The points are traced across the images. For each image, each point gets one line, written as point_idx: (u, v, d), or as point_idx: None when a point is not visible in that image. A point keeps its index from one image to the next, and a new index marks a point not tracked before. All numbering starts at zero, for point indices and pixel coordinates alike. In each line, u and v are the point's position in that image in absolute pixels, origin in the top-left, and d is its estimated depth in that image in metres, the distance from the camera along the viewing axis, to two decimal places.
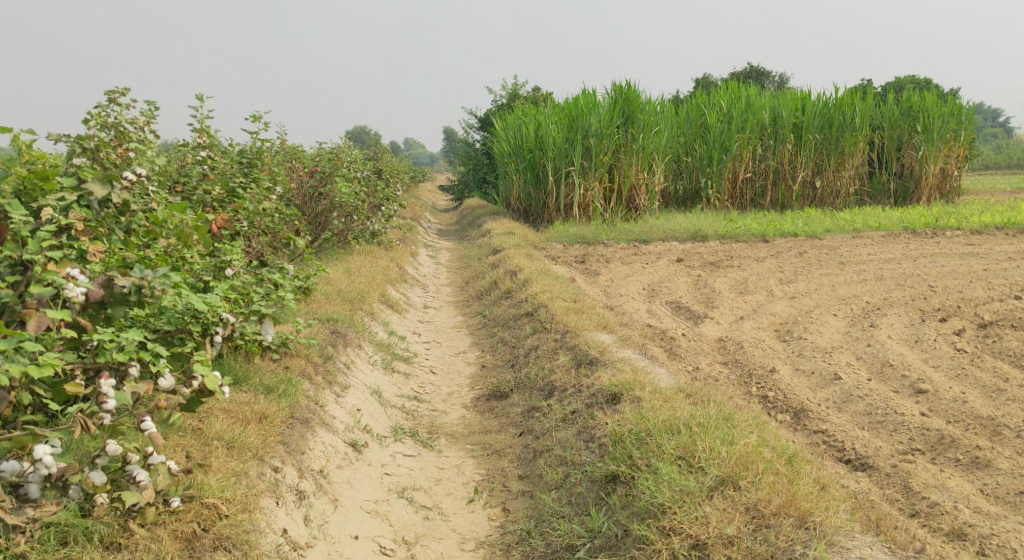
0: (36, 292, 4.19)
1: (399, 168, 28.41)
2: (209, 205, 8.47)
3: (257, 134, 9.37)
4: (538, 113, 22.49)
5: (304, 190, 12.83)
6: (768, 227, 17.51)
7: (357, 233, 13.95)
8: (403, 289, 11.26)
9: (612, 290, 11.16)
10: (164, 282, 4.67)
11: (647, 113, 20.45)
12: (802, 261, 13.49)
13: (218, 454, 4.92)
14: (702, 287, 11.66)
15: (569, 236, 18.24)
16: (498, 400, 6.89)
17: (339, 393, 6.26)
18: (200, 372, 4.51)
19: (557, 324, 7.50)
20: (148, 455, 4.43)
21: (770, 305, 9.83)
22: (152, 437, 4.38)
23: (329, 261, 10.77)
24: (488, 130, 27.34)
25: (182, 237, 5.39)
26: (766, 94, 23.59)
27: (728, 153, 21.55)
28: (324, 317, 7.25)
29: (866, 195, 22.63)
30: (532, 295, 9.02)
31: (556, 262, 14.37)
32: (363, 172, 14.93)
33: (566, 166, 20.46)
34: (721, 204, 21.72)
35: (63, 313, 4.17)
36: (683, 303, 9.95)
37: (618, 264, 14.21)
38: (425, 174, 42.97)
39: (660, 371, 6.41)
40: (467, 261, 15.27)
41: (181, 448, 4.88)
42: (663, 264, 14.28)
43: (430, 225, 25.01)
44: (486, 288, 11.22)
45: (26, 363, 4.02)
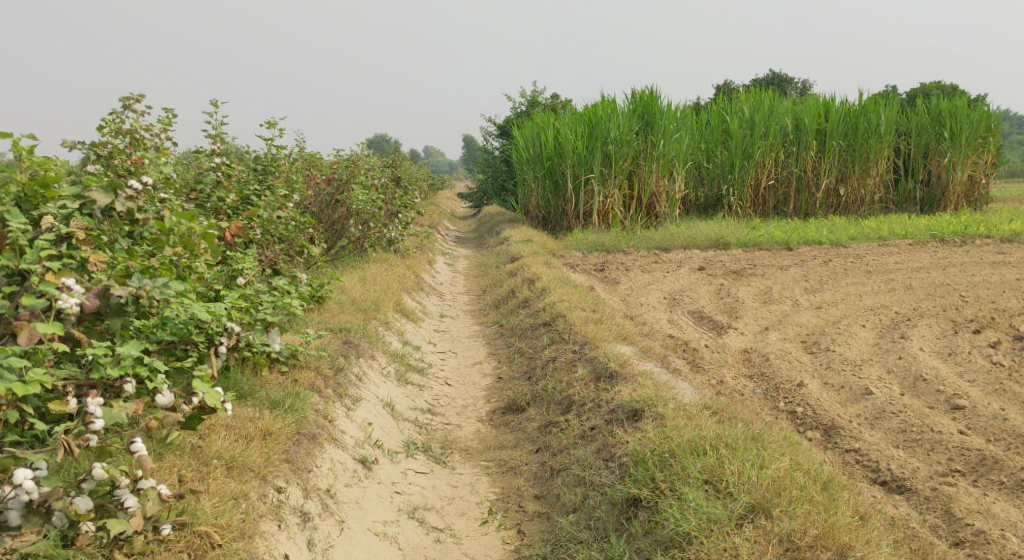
0: (28, 303, 4.07)
1: (417, 175, 28.33)
2: (223, 213, 8.30)
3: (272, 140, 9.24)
4: (557, 120, 22.32)
5: (320, 199, 12.70)
6: (793, 235, 17.25)
7: (374, 240, 13.79)
8: (419, 297, 11.08)
9: (633, 299, 10.93)
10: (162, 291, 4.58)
11: (667, 119, 20.21)
12: (827, 270, 13.23)
13: (216, 476, 4.73)
14: (725, 296, 11.40)
15: (589, 243, 18.02)
16: (514, 414, 6.68)
17: (349, 407, 6.09)
18: (199, 388, 4.43)
19: (576, 334, 7.28)
20: (138, 480, 4.21)
21: (795, 315, 9.56)
22: (142, 460, 4.13)
23: (343, 269, 10.60)
24: (507, 137, 27.20)
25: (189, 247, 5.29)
26: (789, 100, 23.29)
27: (751, 160, 21.28)
28: (337, 326, 7.07)
29: (892, 203, 22.26)
30: (550, 304, 8.81)
31: (575, 270, 14.16)
32: (380, 179, 14.80)
33: (586, 173, 20.25)
34: (743, 211, 21.44)
35: (55, 325, 4.06)
36: (706, 313, 9.71)
37: (638, 273, 13.97)
38: (444, 181, 42.94)
39: (683, 384, 6.17)
40: (485, 269, 15.08)
41: (177, 469, 4.67)
42: (685, 273, 14.03)
43: (449, 232, 24.88)
44: (504, 297, 11.02)
45: (12, 380, 3.88)
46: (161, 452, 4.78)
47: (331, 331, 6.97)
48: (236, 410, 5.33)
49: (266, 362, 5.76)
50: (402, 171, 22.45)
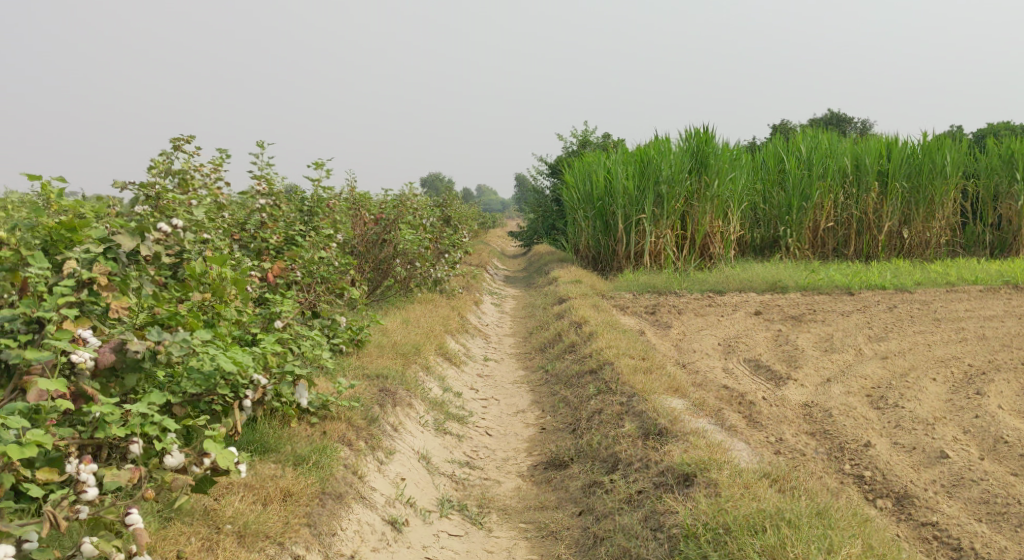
0: (34, 357, 4.04)
1: (468, 214, 28.27)
2: (264, 252, 8.16)
3: (319, 181, 9.12)
4: (609, 160, 22.10)
5: (368, 238, 12.60)
6: (854, 280, 16.93)
7: (420, 280, 13.59)
8: (464, 340, 10.82)
9: (685, 346, 10.54)
10: (181, 346, 4.56)
11: (721, 160, 19.85)
12: (893, 318, 12.91)
13: (226, 545, 4.45)
14: (783, 343, 10.93)
15: (640, 284, 17.63)
16: (556, 471, 6.31)
17: (382, 460, 5.83)
18: (211, 449, 4.33)
19: (624, 383, 6.93)
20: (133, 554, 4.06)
21: (858, 367, 9.07)
22: (137, 533, 3.98)
23: (385, 310, 10.39)
24: (558, 177, 27.02)
25: (218, 292, 5.30)
26: (848, 140, 22.75)
27: (809, 201, 20.82)
28: (374, 373, 6.82)
29: (959, 247, 21.48)
30: (597, 349, 8.48)
31: (625, 313, 13.80)
32: (428, 219, 14.67)
33: (637, 213, 19.92)
34: (801, 253, 20.89)
35: (57, 384, 4.02)
36: (763, 363, 9.27)
37: (691, 317, 13.57)
38: (497, 219, 42.99)
39: (739, 445, 5.77)
40: (533, 310, 14.79)
41: (184, 537, 4.40)
42: (740, 318, 13.56)
43: (498, 272, 24.67)
44: (551, 340, 10.69)
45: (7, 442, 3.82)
46: (171, 518, 4.54)
47: (368, 378, 6.73)
48: (258, 466, 5.08)
49: (296, 413, 5.55)
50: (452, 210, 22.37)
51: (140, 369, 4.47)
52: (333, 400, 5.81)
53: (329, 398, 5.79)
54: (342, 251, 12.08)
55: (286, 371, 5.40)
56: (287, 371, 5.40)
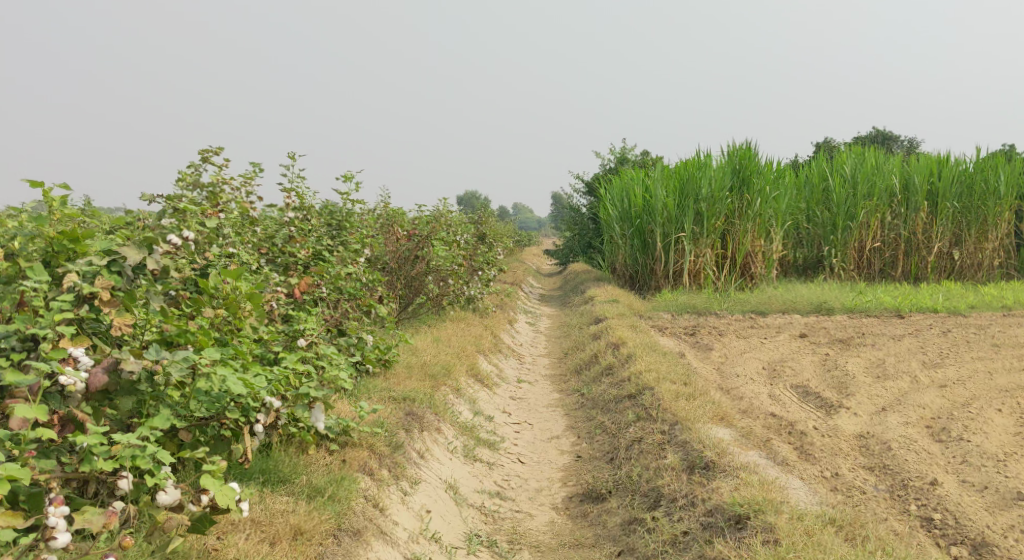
0: (15, 380, 3.99)
1: (503, 231, 27.92)
2: (291, 266, 7.89)
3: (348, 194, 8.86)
4: (647, 177, 21.72)
5: (400, 254, 12.27)
6: (904, 302, 16.41)
7: (452, 298, 13.28)
8: (497, 360, 10.47)
9: (728, 370, 10.11)
10: (179, 368, 4.35)
11: (764, 178, 19.40)
12: (948, 343, 12.44)
13: None
14: (831, 368, 10.44)
15: (679, 304, 17.18)
16: (593, 504, 5.92)
17: (406, 491, 5.52)
18: (211, 486, 4.18)
19: (665, 410, 6.51)
20: None
21: (914, 396, 8.57)
22: None
23: (414, 329, 10.06)
24: (595, 194, 26.65)
25: (231, 308, 5.06)
26: (895, 159, 22.17)
27: (854, 221, 20.25)
28: (401, 395, 6.49)
29: (1013, 270, 20.74)
30: (635, 372, 8.07)
31: (664, 334, 13.37)
32: (462, 235, 14.40)
33: (676, 231, 19.47)
34: (846, 274, 20.31)
35: (36, 410, 3.97)
36: (812, 390, 8.82)
37: (733, 339, 13.11)
38: (531, 237, 42.77)
39: (796, 483, 5.37)
40: (568, 329, 14.39)
41: None
42: (785, 341, 13.06)
43: (533, 290, 24.31)
44: (587, 361, 10.30)
45: None
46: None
47: (392, 400, 6.39)
48: (270, 499, 4.79)
49: (313, 440, 5.28)
50: (487, 227, 22.08)
51: (135, 393, 4.39)
52: (355, 425, 5.49)
53: (350, 423, 5.47)
54: (373, 267, 11.82)
55: (301, 395, 5.13)
56: (302, 395, 5.12)
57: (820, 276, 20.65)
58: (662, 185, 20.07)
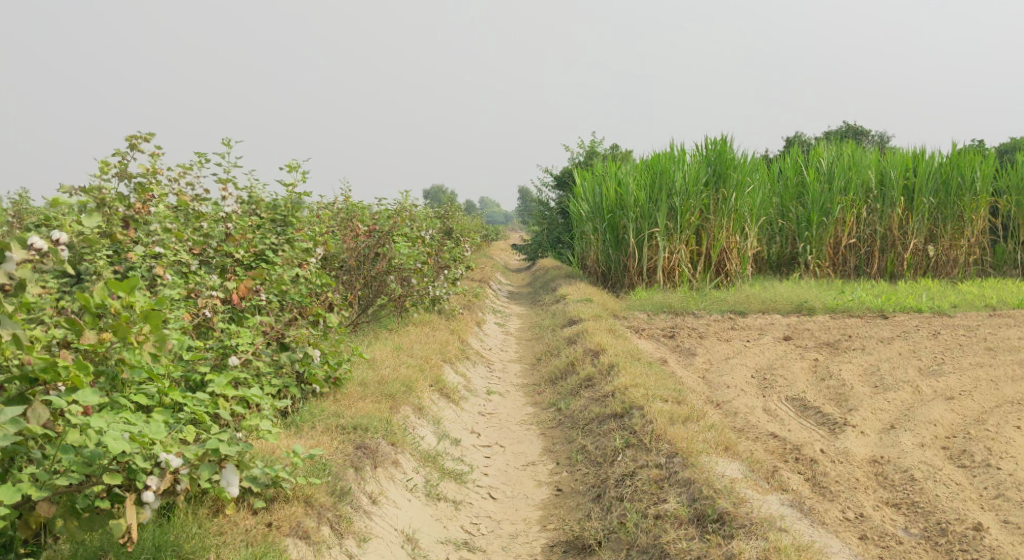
0: None
1: (470, 227, 26.95)
2: (229, 270, 6.96)
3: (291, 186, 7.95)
4: (619, 170, 20.95)
5: (358, 250, 11.29)
6: (886, 301, 15.77)
7: (416, 300, 12.32)
8: (463, 368, 9.58)
9: (714, 379, 9.34)
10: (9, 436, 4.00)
11: (740, 172, 18.72)
12: (940, 347, 11.77)
13: None
14: (824, 376, 9.69)
15: (654, 304, 16.42)
16: (580, 556, 5.10)
17: (352, 552, 4.79)
18: None
19: (675, 437, 5.59)
20: None
21: (921, 409, 7.84)
22: None
23: (370, 338, 9.10)
24: (565, 188, 25.80)
25: (120, 335, 4.51)
26: (870, 153, 21.64)
27: (830, 216, 19.64)
28: (349, 424, 5.60)
29: (989, 266, 20.15)
30: (621, 387, 7.16)
31: (641, 336, 12.58)
32: (426, 231, 13.48)
33: (650, 227, 18.63)
34: (821, 271, 19.66)
35: None
36: (810, 402, 8.07)
37: (715, 342, 12.35)
38: (496, 232, 41.85)
39: (833, 543, 4.69)
40: (539, 332, 13.53)
41: None
42: (767, 344, 12.32)
43: (501, 287, 23.40)
44: (563, 371, 9.43)
45: None
46: None
47: (337, 433, 5.50)
48: None
49: (230, 499, 4.50)
50: (453, 222, 21.12)
51: None
52: (286, 475, 4.70)
53: (280, 473, 4.70)
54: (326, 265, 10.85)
55: (208, 445, 4.42)
56: (209, 445, 4.41)
57: (796, 272, 19.98)
58: (634, 179, 19.32)
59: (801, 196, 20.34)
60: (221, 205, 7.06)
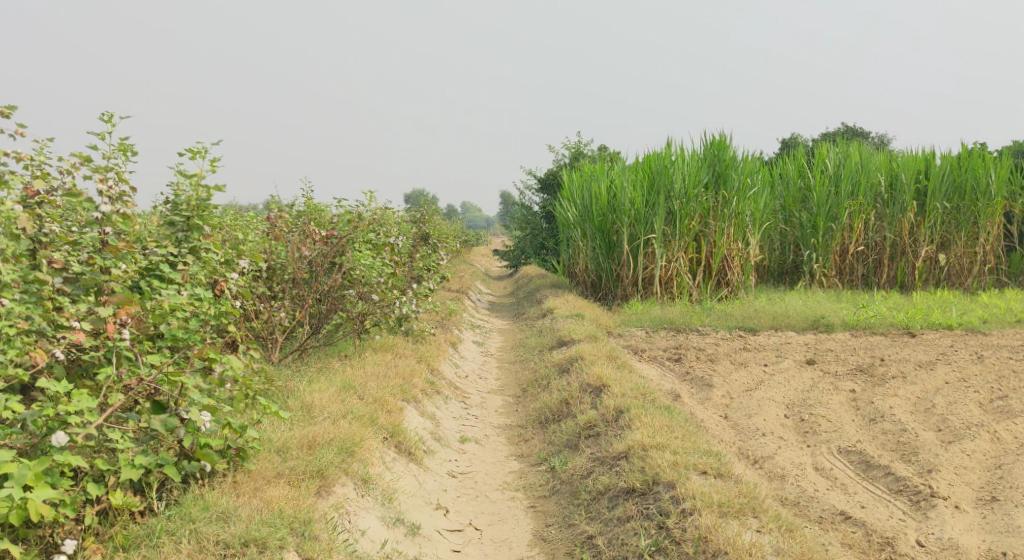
0: None
1: (448, 231, 25.14)
2: (106, 287, 5.26)
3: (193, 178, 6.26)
4: (611, 171, 19.21)
5: (310, 257, 9.56)
6: (913, 316, 14.03)
7: (379, 319, 10.30)
8: (432, 406, 7.84)
9: (741, 420, 7.64)
10: None
11: (742, 173, 17.06)
12: (993, 373, 10.07)
13: None
14: (870, 413, 8.01)
15: (653, 319, 14.71)
16: None
17: None
18: None
19: (742, 555, 4.47)
20: None
21: (1015, 466, 6.09)
22: None
23: (311, 378, 7.29)
24: (550, 190, 24.05)
25: None
26: (878, 154, 19.98)
27: (837, 222, 17.96)
28: (236, 542, 4.45)
29: (1005, 276, 18.47)
30: (638, 445, 5.58)
31: (642, 361, 10.91)
32: (395, 238, 11.74)
33: (645, 233, 16.87)
34: (828, 281, 17.95)
35: None
36: (870, 455, 6.37)
37: (728, 368, 10.69)
38: (477, 237, 39.97)
39: None
40: (524, 356, 11.72)
41: None
42: (788, 370, 10.56)
43: (481, 298, 21.63)
44: (555, 412, 7.64)
45: None
46: None
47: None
48: None
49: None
50: (430, 226, 19.34)
51: None
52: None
53: None
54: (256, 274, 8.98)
55: None
56: None
57: (799, 283, 18.29)
58: (628, 181, 17.64)
59: (806, 199, 18.69)
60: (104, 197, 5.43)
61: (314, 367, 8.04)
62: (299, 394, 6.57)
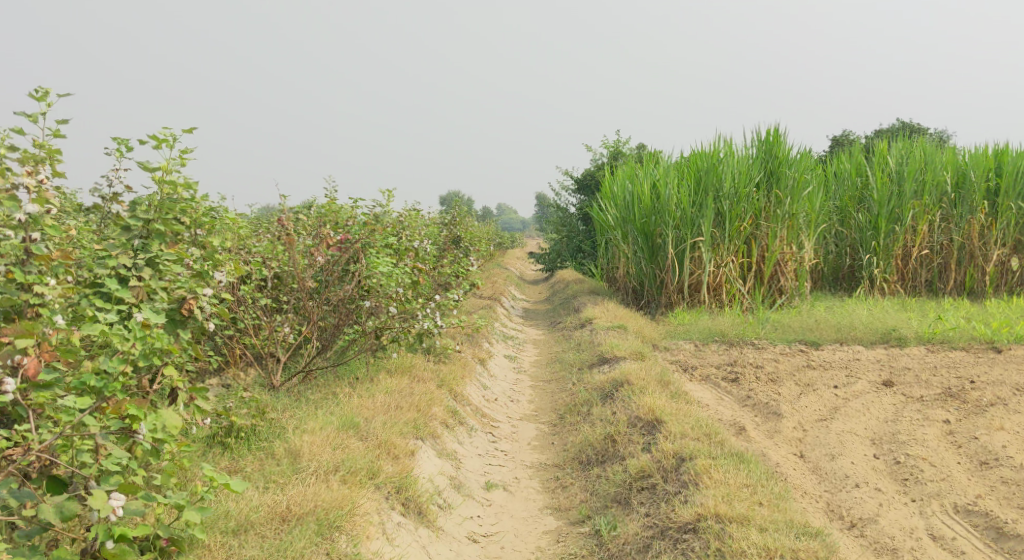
0: None
1: (481, 235, 24.03)
2: (30, 311, 4.32)
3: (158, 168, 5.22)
4: (654, 169, 17.91)
5: (321, 264, 8.53)
6: (995, 328, 12.50)
7: (398, 335, 9.03)
8: (453, 442, 6.67)
9: (822, 463, 6.38)
10: None
11: (797, 170, 15.69)
12: None
13: None
14: (978, 453, 6.67)
15: (703, 330, 13.42)
16: None
17: None
18: None
19: None
20: None
21: None
22: None
23: (306, 414, 6.12)
24: (587, 192, 22.82)
25: None
26: (945, 150, 18.35)
27: (901, 223, 16.45)
28: None
29: None
30: (711, 515, 4.83)
31: (694, 382, 9.68)
32: (418, 243, 10.64)
33: (692, 235, 15.53)
34: (889, 288, 16.47)
35: None
36: (1001, 520, 5.10)
37: (794, 390, 9.39)
38: (513, 240, 38.83)
39: None
40: (560, 375, 10.47)
41: None
42: (864, 394, 9.20)
43: (515, 305, 20.49)
44: (599, 451, 6.43)
45: None
46: None
47: None
48: None
49: None
50: (461, 229, 18.26)
51: None
52: None
53: None
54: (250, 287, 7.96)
55: None
56: None
57: (857, 289, 16.81)
58: (673, 179, 16.36)
59: (866, 198, 17.19)
60: (32, 193, 4.35)
61: (317, 396, 6.88)
62: (289, 437, 5.46)
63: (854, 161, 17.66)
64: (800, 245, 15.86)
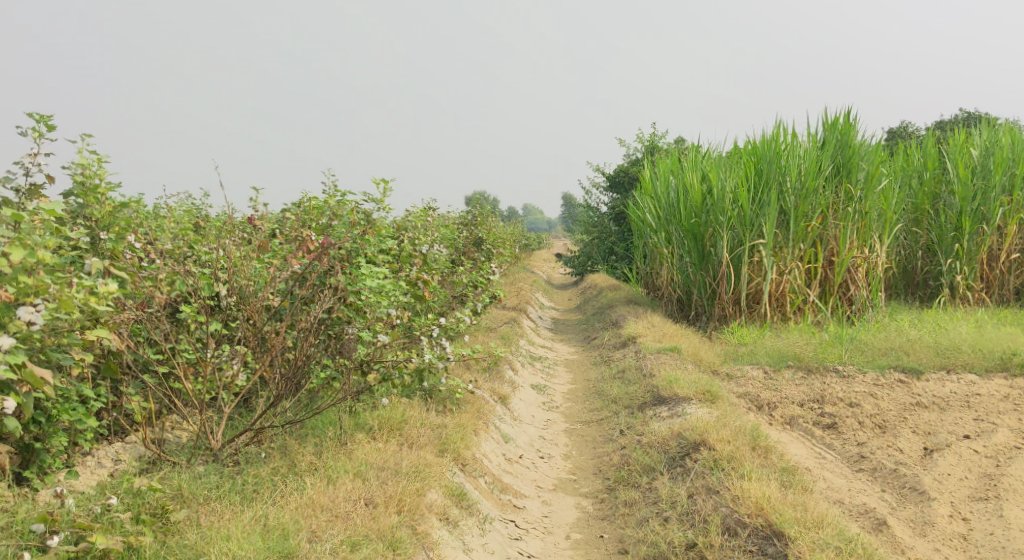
0: None
1: (507, 236, 21.71)
2: None
3: None
4: (703, 161, 15.52)
5: (292, 275, 6.37)
6: None
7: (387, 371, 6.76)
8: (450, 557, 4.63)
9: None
10: None
11: (873, 160, 13.17)
12: None
13: None
14: None
15: (773, 352, 11.06)
16: None
17: None
18: None
19: None
20: None
21: None
22: None
23: (214, 532, 4.25)
24: (623, 189, 20.45)
25: None
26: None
27: (988, 223, 13.18)
28: None
29: None
30: None
31: (781, 432, 7.37)
32: (422, 247, 8.43)
33: (751, 237, 13.11)
34: (972, 297, 13.22)
35: None
36: None
37: (914, 445, 7.04)
38: (541, 240, 36.38)
39: None
40: (603, 416, 8.15)
41: None
42: (1017, 452, 6.81)
43: (544, 315, 18.20)
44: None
45: None
46: None
47: None
48: None
49: None
50: (484, 228, 16.07)
51: None
52: None
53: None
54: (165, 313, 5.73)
55: None
56: None
57: (933, 304, 13.40)
58: (729, 170, 13.97)
59: (944, 194, 13.84)
60: None
61: (250, 487, 4.68)
62: None
63: (928, 151, 14.34)
64: (871, 247, 13.33)
